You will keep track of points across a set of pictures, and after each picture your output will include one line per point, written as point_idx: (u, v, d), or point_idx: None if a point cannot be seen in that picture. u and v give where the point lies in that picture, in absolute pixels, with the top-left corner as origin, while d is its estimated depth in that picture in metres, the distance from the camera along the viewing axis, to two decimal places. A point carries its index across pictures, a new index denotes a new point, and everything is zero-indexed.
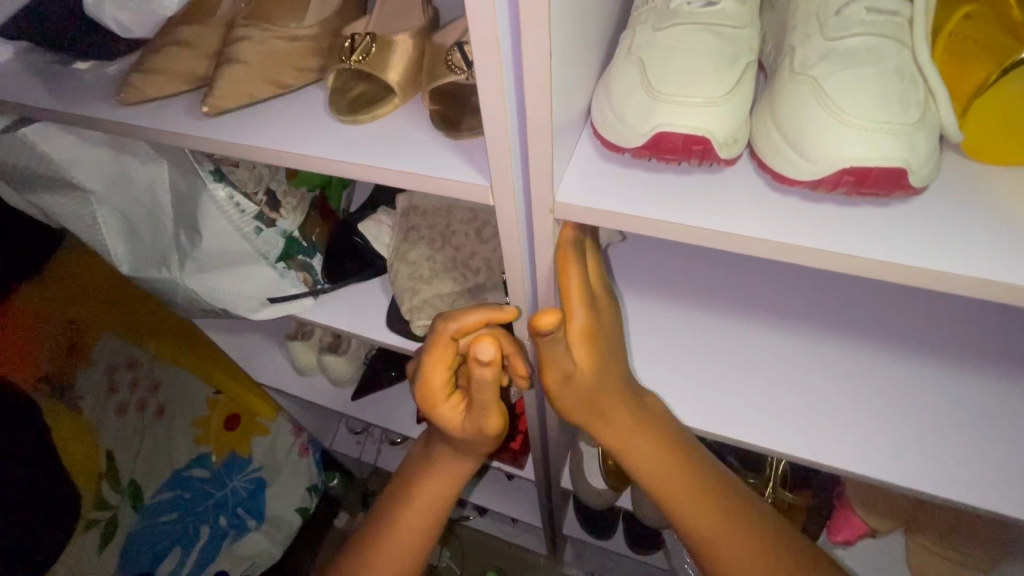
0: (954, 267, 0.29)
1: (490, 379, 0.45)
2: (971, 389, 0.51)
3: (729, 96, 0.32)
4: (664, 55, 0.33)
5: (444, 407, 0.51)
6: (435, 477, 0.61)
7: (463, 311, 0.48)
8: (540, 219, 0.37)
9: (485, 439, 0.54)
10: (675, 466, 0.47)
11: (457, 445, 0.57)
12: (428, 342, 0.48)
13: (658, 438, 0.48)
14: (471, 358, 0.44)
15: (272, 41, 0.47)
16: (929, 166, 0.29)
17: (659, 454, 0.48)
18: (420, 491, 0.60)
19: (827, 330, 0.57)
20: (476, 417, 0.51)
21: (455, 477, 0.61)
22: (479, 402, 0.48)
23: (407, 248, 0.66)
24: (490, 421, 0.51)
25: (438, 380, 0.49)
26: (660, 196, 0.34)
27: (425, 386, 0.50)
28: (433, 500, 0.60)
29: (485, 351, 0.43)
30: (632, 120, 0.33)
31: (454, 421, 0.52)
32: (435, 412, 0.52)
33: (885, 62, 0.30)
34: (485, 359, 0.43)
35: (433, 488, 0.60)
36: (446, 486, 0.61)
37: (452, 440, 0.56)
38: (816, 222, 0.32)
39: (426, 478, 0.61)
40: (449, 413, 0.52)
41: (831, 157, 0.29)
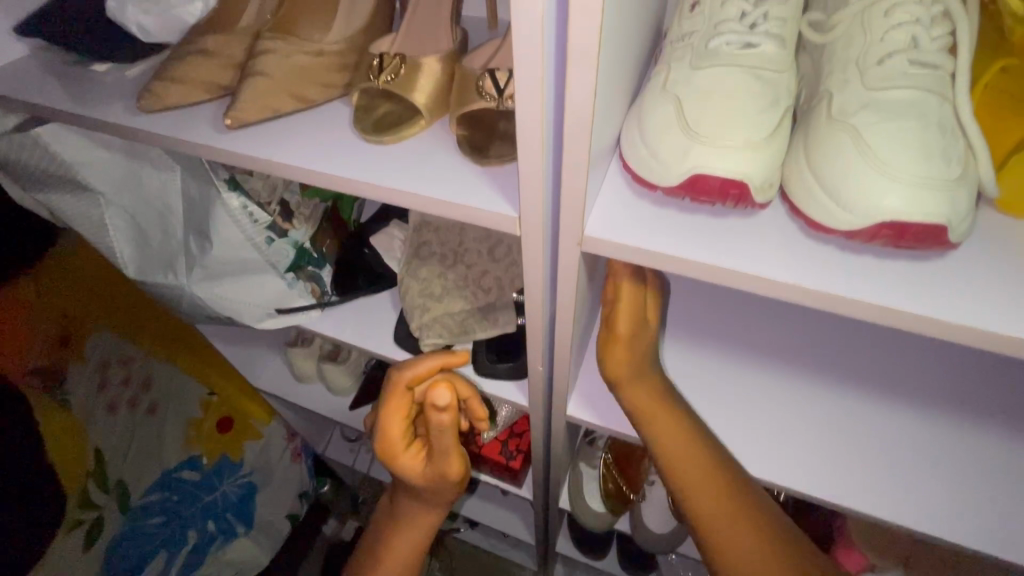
0: (991, 325, 0.29)
1: (448, 423, 0.49)
2: (989, 436, 0.50)
3: (767, 141, 0.32)
4: (702, 94, 0.33)
5: (404, 457, 0.53)
6: (400, 536, 0.59)
7: (418, 359, 0.53)
8: (565, 250, 0.37)
9: (449, 487, 0.55)
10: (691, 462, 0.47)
11: (422, 495, 0.57)
12: (386, 392, 0.51)
13: (684, 423, 0.49)
14: (428, 406, 0.48)
15: (297, 56, 0.46)
16: (967, 222, 0.29)
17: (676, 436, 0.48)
18: (392, 547, 0.59)
19: (843, 367, 0.56)
20: (437, 464, 0.53)
21: (420, 534, 0.60)
22: (439, 447, 0.51)
23: (419, 264, 0.65)
24: (451, 464, 0.53)
25: (396, 430, 0.51)
26: (690, 237, 0.34)
27: (384, 438, 0.51)
28: (399, 560, 0.59)
29: (440, 397, 0.47)
30: (668, 160, 0.32)
31: (416, 470, 0.53)
32: (396, 462, 0.53)
33: (927, 116, 0.30)
34: (442, 404, 0.48)
35: (404, 541, 0.59)
36: (411, 545, 0.59)
37: (418, 489, 0.56)
38: (853, 272, 0.32)
39: (395, 533, 0.60)
40: (409, 463, 0.53)
41: (870, 208, 0.29)
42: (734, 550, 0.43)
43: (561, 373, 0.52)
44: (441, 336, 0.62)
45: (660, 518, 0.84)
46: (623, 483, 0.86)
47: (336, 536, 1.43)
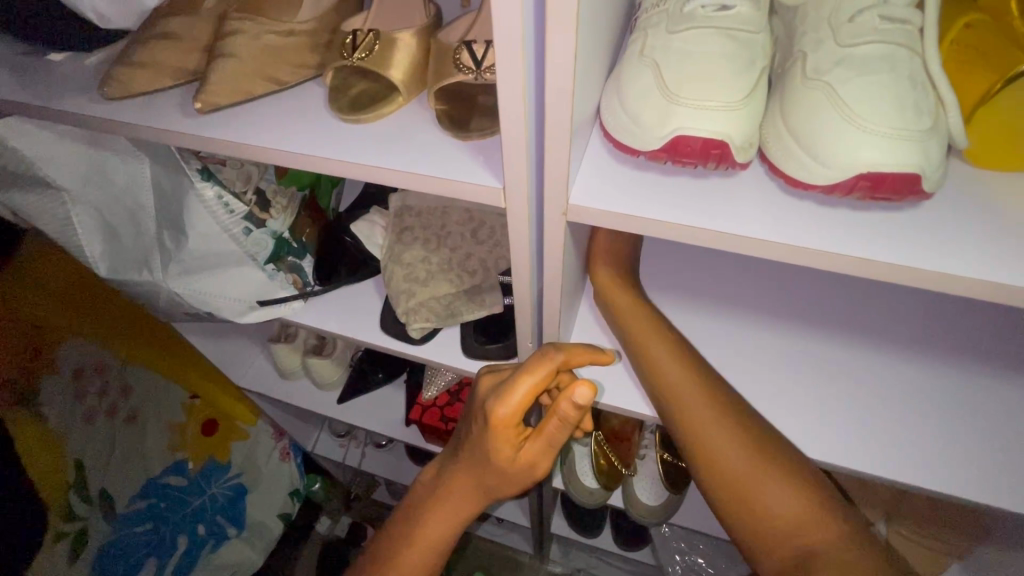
0: (964, 272, 0.30)
1: (573, 417, 0.46)
2: (967, 387, 0.52)
3: (745, 101, 0.32)
4: (679, 57, 0.33)
5: (506, 438, 0.48)
6: (440, 514, 0.57)
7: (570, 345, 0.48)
8: (551, 221, 0.37)
9: (524, 479, 0.53)
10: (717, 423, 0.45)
11: (490, 483, 0.53)
12: (527, 367, 0.46)
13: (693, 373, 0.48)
14: (567, 396, 0.45)
15: (267, 35, 0.45)
16: (940, 171, 0.30)
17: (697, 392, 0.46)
18: (430, 525, 0.57)
19: (828, 327, 0.57)
20: (533, 454, 0.50)
21: (461, 517, 0.57)
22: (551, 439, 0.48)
23: (402, 249, 0.65)
24: (541, 457, 0.51)
25: (515, 414, 0.46)
26: (672, 201, 0.34)
27: (501, 417, 0.46)
28: (436, 538, 0.57)
29: (583, 396, 0.44)
30: (649, 124, 0.32)
31: (508, 455, 0.50)
32: (493, 442, 0.48)
33: (899, 69, 0.31)
34: (580, 402, 0.44)
35: (443, 519, 0.57)
36: (449, 526, 0.57)
37: (491, 473, 0.52)
38: (831, 226, 0.33)
39: (435, 513, 0.57)
40: (507, 446, 0.49)
41: (847, 161, 0.30)
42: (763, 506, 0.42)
43: None
44: (429, 320, 0.62)
45: (652, 490, 0.85)
46: (615, 459, 0.87)
47: (330, 533, 1.47)
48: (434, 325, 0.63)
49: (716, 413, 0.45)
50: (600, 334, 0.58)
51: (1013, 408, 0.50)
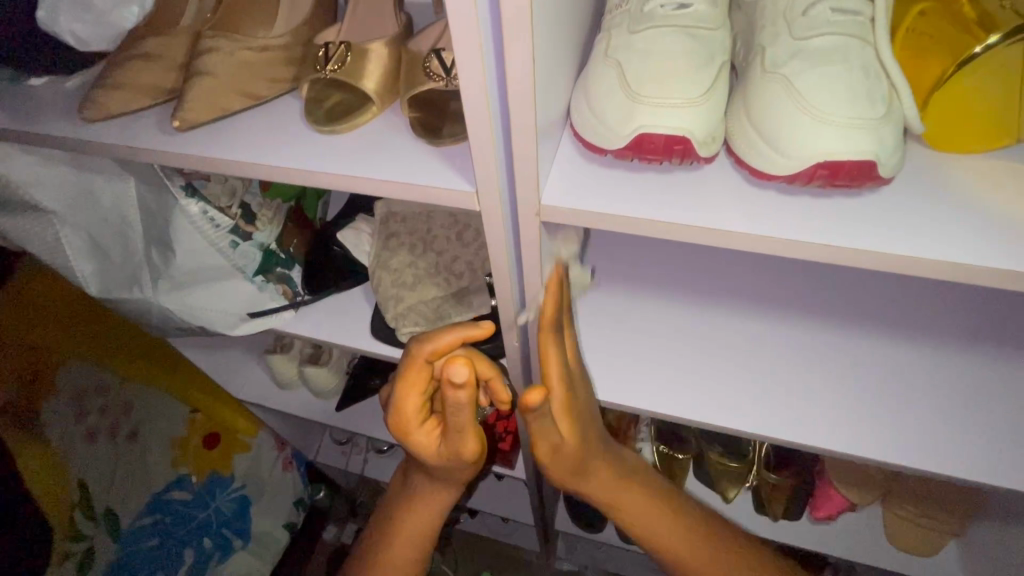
0: (924, 254, 0.31)
1: (465, 400, 0.45)
2: (942, 366, 0.53)
3: (706, 96, 0.33)
4: (641, 56, 0.34)
5: (418, 433, 0.52)
6: (414, 512, 0.61)
7: (440, 332, 0.48)
8: (526, 222, 0.38)
9: (462, 464, 0.54)
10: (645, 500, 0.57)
11: (436, 473, 0.57)
12: (404, 364, 0.49)
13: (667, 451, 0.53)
14: (445, 382, 0.44)
15: (242, 52, 0.46)
16: (896, 157, 0.31)
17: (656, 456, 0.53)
18: (404, 526, 0.62)
19: (809, 315, 0.58)
20: (452, 441, 0.51)
21: (434, 509, 0.61)
22: (456, 423, 0.48)
23: (389, 255, 0.65)
24: (463, 441, 0.51)
25: (411, 405, 0.50)
26: (640, 197, 0.35)
27: (399, 408, 0.50)
28: (416, 533, 0.62)
29: (458, 373, 0.44)
30: (614, 123, 0.33)
31: (430, 445, 0.53)
32: (409, 434, 0.52)
33: (851, 60, 0.31)
34: (459, 381, 0.44)
35: (417, 513, 0.61)
36: (425, 520, 0.61)
37: (430, 466, 0.56)
38: (795, 214, 0.33)
39: (409, 512, 0.61)
40: (424, 438, 0.52)
41: (805, 151, 0.31)
42: None
43: (536, 349, 0.53)
44: (418, 324, 0.63)
45: None
46: None
47: (337, 541, 1.47)
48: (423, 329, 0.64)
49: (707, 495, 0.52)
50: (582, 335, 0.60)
51: (995, 387, 0.51)
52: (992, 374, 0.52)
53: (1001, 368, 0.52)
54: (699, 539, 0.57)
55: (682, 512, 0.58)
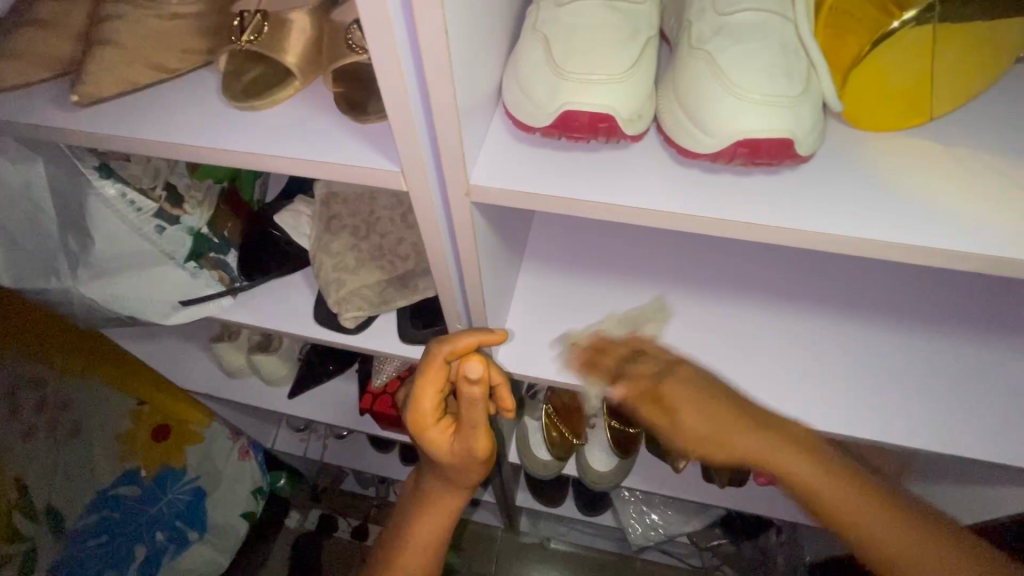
0: (838, 230, 0.32)
1: (479, 397, 0.48)
2: (856, 341, 0.58)
3: (631, 71, 0.32)
4: (567, 30, 0.33)
5: (433, 431, 0.53)
6: (427, 515, 0.63)
7: (457, 334, 0.50)
8: (456, 203, 0.37)
9: (474, 466, 0.56)
10: (755, 431, 0.47)
11: (448, 475, 0.58)
12: (424, 363, 0.50)
13: (703, 384, 0.50)
14: (461, 376, 0.47)
15: (149, 20, 0.42)
16: (814, 135, 0.31)
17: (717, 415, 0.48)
18: (414, 534, 0.62)
19: (743, 293, 0.61)
20: (464, 439, 0.53)
21: (448, 512, 0.62)
22: (469, 420, 0.50)
23: (330, 238, 0.63)
24: (473, 441, 0.53)
25: (428, 403, 0.52)
26: (565, 177, 0.35)
27: (415, 407, 0.52)
28: (428, 537, 0.62)
29: (474, 369, 0.46)
30: (539, 99, 0.32)
31: (444, 444, 0.54)
32: (423, 434, 0.53)
33: (772, 36, 0.31)
34: (474, 377, 0.46)
35: (428, 520, 0.62)
36: (439, 524, 0.62)
37: (442, 467, 0.57)
38: (717, 191, 0.33)
39: (420, 517, 0.62)
40: (439, 435, 0.54)
41: (726, 129, 0.30)
42: (868, 526, 0.44)
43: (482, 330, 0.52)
44: (361, 309, 0.62)
45: (604, 457, 0.88)
46: (565, 431, 0.88)
47: (300, 527, 1.49)
48: (368, 313, 0.62)
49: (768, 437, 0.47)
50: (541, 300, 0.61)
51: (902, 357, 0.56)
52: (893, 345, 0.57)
53: (901, 341, 0.57)
54: (861, 490, 0.45)
55: (834, 461, 0.46)
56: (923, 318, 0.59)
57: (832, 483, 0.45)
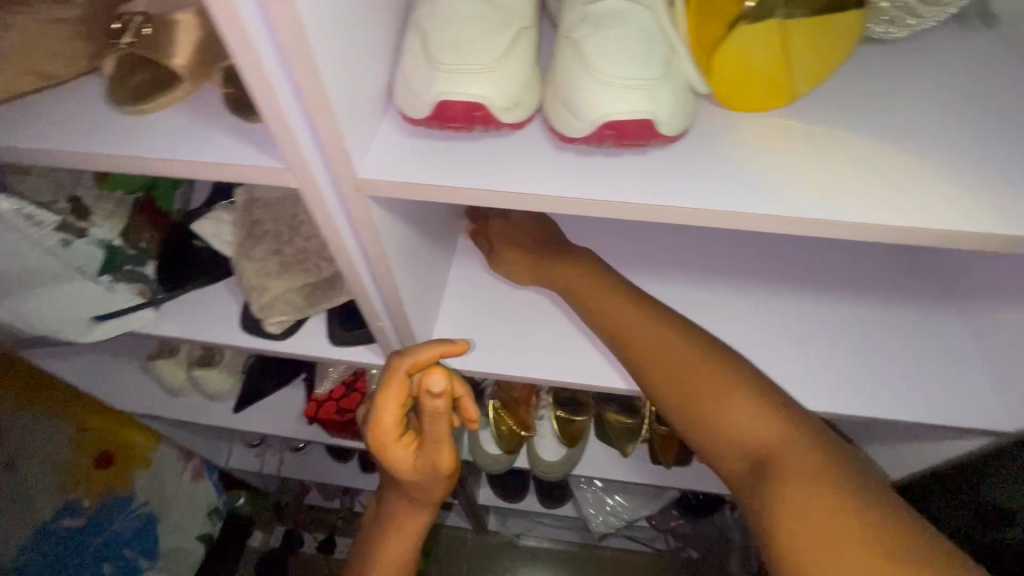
0: (707, 204, 0.34)
1: (443, 410, 0.47)
2: (770, 314, 0.61)
3: (503, 61, 0.33)
4: (441, 23, 0.34)
5: (396, 448, 0.51)
6: (396, 530, 0.62)
7: (420, 345, 0.49)
8: (350, 198, 0.37)
9: (439, 479, 0.55)
10: (734, 391, 0.46)
11: (412, 490, 0.57)
12: (383, 378, 0.48)
13: (688, 342, 0.50)
14: (422, 390, 0.46)
15: (24, 24, 0.40)
16: (677, 116, 0.32)
17: (702, 374, 0.48)
18: (386, 547, 0.62)
19: (659, 273, 0.64)
20: (430, 454, 0.51)
21: (416, 525, 0.61)
22: (433, 433, 0.49)
23: (252, 244, 0.62)
24: (440, 454, 0.51)
25: (390, 420, 0.49)
26: (452, 167, 0.35)
27: (377, 425, 0.49)
28: (398, 553, 0.62)
29: (437, 383, 0.46)
30: (416, 92, 0.33)
31: (406, 461, 0.52)
32: (388, 453, 0.51)
33: (634, 22, 0.33)
34: (437, 390, 0.46)
35: (399, 531, 0.61)
36: (408, 538, 0.62)
37: (406, 483, 0.55)
38: (596, 174, 0.35)
39: (388, 531, 0.62)
40: (401, 453, 0.51)
41: (593, 113, 0.32)
42: (785, 458, 0.41)
43: (405, 326, 0.53)
44: (287, 314, 0.61)
45: (553, 449, 0.91)
46: (513, 423, 0.88)
47: (265, 546, 1.45)
48: (294, 317, 0.62)
49: (737, 388, 0.46)
50: (467, 296, 0.64)
51: (806, 326, 0.60)
52: (797, 312, 0.61)
53: (806, 308, 0.61)
54: (793, 433, 0.43)
55: (789, 419, 0.44)
56: (827, 285, 0.63)
57: (762, 430, 0.44)
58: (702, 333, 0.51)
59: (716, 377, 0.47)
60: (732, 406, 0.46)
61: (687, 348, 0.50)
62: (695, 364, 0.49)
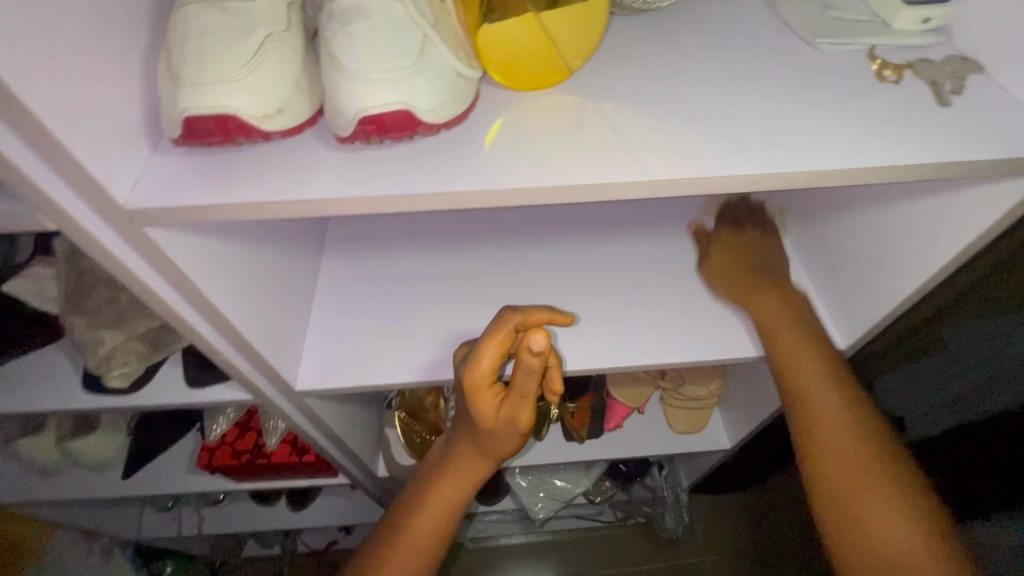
0: (490, 185, 0.34)
1: (535, 369, 0.46)
2: (625, 276, 0.65)
3: (252, 66, 0.32)
4: (182, 33, 0.32)
5: (485, 396, 0.50)
6: (450, 482, 0.59)
7: (530, 307, 0.51)
8: (124, 232, 0.35)
9: (511, 438, 0.54)
10: (841, 429, 0.50)
11: (483, 441, 0.56)
12: (490, 326, 0.49)
13: (823, 356, 0.53)
14: (522, 348, 0.45)
15: None
16: (438, 103, 0.33)
17: (823, 406, 0.51)
18: (436, 495, 0.59)
19: (521, 253, 0.66)
20: (512, 408, 0.51)
21: (469, 482, 0.59)
22: (521, 391, 0.48)
23: (81, 294, 0.57)
24: (519, 414, 0.51)
25: (485, 367, 0.49)
26: (230, 183, 0.35)
27: (473, 368, 0.49)
28: (445, 508, 0.59)
29: (536, 342, 0.44)
30: (167, 111, 0.32)
31: (489, 413, 0.51)
32: (477, 400, 0.50)
33: (381, 12, 0.32)
34: (535, 350, 0.44)
35: (448, 496, 0.59)
36: (457, 493, 0.59)
37: (480, 434, 0.55)
38: (378, 170, 0.35)
39: (440, 481, 0.59)
40: (486, 404, 0.51)
41: (348, 111, 0.32)
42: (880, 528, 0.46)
43: (255, 353, 0.51)
44: (129, 363, 0.57)
45: None
46: (424, 431, 0.88)
47: None
48: (139, 366, 0.57)
49: (844, 422, 0.50)
50: (334, 314, 0.63)
51: (657, 283, 0.64)
52: (646, 272, 0.65)
53: (655, 265, 0.65)
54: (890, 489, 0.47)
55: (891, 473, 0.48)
56: (674, 236, 0.67)
57: (863, 477, 0.48)
58: (809, 326, 0.55)
59: (837, 409, 0.51)
60: (840, 436, 0.50)
61: (824, 367, 0.52)
62: (817, 388, 0.51)
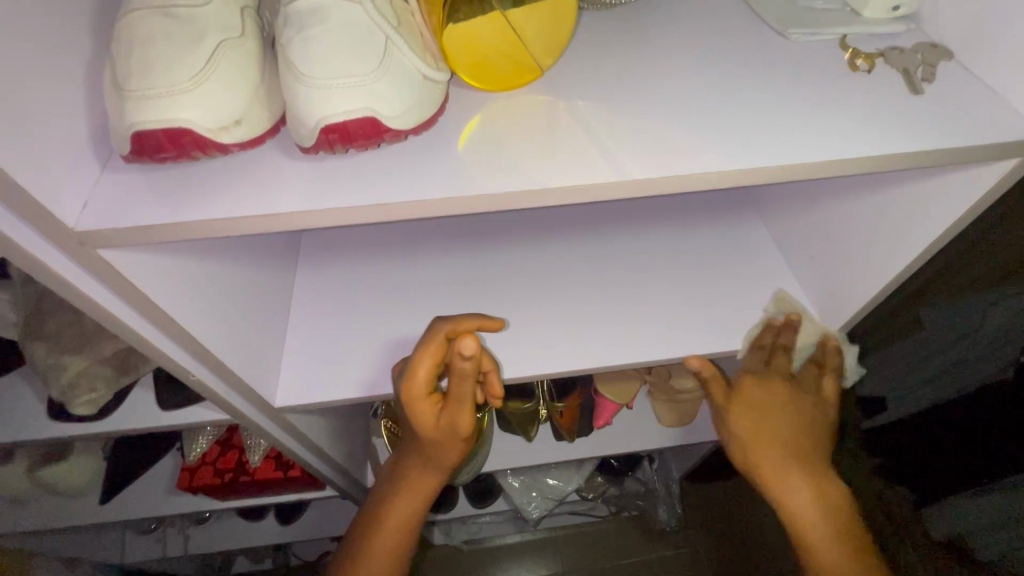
0: (464, 191, 0.33)
1: (470, 372, 0.46)
2: (607, 274, 0.64)
3: (203, 76, 0.30)
4: (127, 43, 0.30)
5: (424, 406, 0.51)
6: (405, 496, 0.58)
7: (463, 316, 0.50)
8: (77, 256, 0.33)
9: (457, 446, 0.54)
10: (804, 490, 0.55)
11: (429, 451, 0.56)
12: (423, 338, 0.48)
13: (793, 418, 0.57)
14: (455, 353, 0.45)
15: None
16: (403, 108, 0.32)
17: (787, 476, 0.55)
18: (392, 511, 0.58)
19: (501, 256, 0.65)
20: (453, 415, 0.51)
21: (424, 495, 0.58)
22: (457, 395, 0.49)
23: (37, 317, 0.53)
24: (459, 421, 0.51)
25: (421, 377, 0.49)
26: (188, 201, 0.33)
27: (408, 379, 0.49)
28: (403, 522, 0.59)
29: (467, 347, 0.44)
30: (117, 128, 0.30)
31: (430, 422, 0.52)
32: (411, 409, 0.51)
33: (338, 13, 0.31)
34: (467, 354, 0.44)
35: (401, 512, 0.58)
36: (413, 506, 0.58)
37: (426, 444, 0.55)
38: (345, 179, 0.33)
39: (395, 495, 0.59)
40: (426, 413, 0.51)
41: (310, 121, 0.31)
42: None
43: (229, 373, 0.49)
44: (97, 391, 0.54)
45: None
46: None
47: None
48: (107, 392, 0.55)
49: (810, 489, 0.55)
50: (310, 325, 0.61)
51: (641, 279, 0.64)
52: (629, 268, 0.64)
53: (638, 260, 0.65)
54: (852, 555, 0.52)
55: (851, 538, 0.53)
56: (655, 232, 0.67)
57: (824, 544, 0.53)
58: (798, 397, 0.57)
59: (798, 473, 0.55)
60: (801, 498, 0.54)
61: (790, 434, 0.56)
62: (783, 459, 0.56)
